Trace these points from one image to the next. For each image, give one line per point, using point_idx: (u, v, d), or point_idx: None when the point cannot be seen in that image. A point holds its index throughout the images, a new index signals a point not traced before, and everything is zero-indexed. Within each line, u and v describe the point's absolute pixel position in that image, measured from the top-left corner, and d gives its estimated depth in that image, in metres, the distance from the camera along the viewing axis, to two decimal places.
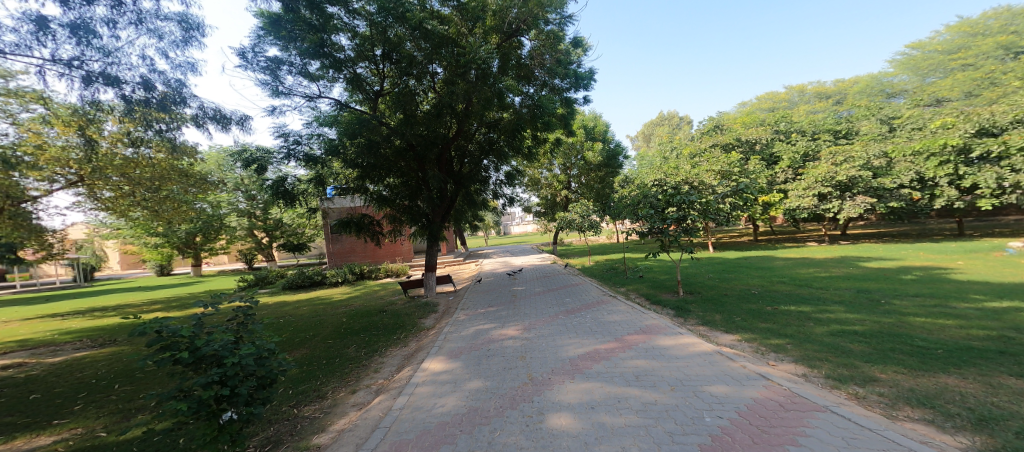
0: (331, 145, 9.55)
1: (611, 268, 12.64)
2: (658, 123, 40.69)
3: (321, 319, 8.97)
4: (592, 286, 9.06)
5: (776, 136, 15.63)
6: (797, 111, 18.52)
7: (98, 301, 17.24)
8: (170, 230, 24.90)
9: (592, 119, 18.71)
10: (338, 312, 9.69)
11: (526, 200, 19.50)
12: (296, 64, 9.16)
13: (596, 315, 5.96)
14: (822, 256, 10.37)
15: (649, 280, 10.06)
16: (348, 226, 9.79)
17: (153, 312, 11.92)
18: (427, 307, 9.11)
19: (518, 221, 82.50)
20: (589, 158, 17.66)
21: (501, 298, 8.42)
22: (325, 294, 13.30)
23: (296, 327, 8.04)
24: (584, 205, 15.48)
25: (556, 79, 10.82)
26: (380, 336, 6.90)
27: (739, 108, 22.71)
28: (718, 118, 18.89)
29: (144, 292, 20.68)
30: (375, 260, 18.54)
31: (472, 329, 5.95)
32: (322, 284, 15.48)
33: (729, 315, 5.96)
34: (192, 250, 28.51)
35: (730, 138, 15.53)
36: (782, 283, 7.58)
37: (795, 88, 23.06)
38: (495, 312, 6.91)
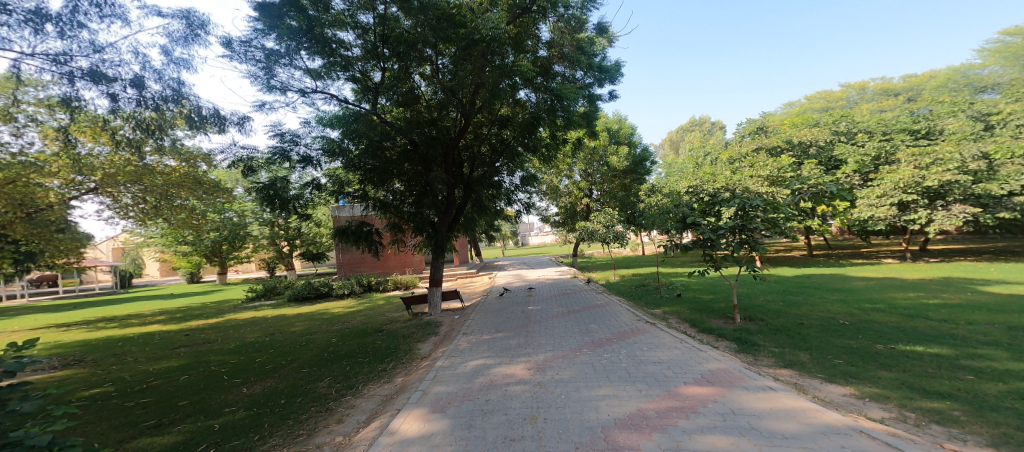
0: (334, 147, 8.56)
1: (644, 285, 11.12)
2: (689, 129, 38.58)
3: (312, 338, 7.93)
4: (621, 307, 7.61)
5: (835, 137, 13.72)
6: (859, 110, 16.40)
7: (112, 309, 16.93)
8: (197, 238, 25.05)
9: (617, 122, 17.37)
10: (333, 330, 8.59)
11: (545, 208, 18.29)
12: (294, 59, 8.25)
13: (632, 351, 4.51)
14: (913, 276, 8.54)
15: (693, 300, 8.51)
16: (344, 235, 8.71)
17: (156, 324, 11.32)
18: (429, 329, 7.88)
19: (540, 233, 81.12)
20: (614, 163, 16.18)
21: (513, 320, 7.07)
22: (331, 307, 12.39)
23: (278, 349, 6.95)
24: (610, 213, 14.01)
25: (576, 70, 9.78)
26: (364, 366, 5.68)
27: (787, 108, 20.57)
28: (762, 119, 17.07)
29: (160, 301, 20.45)
30: (386, 272, 17.62)
31: (470, 366, 4.61)
32: (329, 296, 14.63)
33: (820, 352, 4.45)
34: (217, 258, 28.67)
35: (778, 141, 14.00)
36: (879, 310, 5.99)
37: (855, 86, 20.62)
38: (503, 341, 5.56)
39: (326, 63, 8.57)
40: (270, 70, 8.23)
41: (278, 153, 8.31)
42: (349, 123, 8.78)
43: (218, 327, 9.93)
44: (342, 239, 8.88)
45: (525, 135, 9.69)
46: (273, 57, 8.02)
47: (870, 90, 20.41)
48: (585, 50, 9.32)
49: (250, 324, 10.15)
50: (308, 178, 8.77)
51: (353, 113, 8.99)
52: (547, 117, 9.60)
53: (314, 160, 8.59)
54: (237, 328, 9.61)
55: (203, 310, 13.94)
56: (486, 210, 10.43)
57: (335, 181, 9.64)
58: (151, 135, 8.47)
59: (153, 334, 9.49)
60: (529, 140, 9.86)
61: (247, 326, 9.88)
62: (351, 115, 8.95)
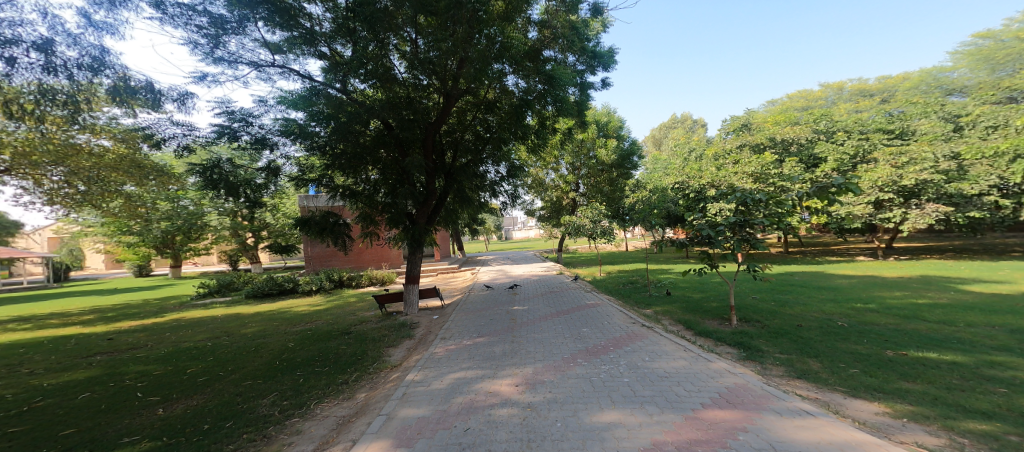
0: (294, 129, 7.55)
1: (630, 282, 10.76)
2: (669, 126, 38.94)
3: (265, 342, 7.02)
4: (613, 308, 7.09)
5: (815, 135, 13.87)
6: (836, 109, 16.73)
7: (41, 307, 15.10)
8: (147, 227, 22.98)
9: (606, 115, 16.91)
10: (290, 333, 7.68)
11: (530, 202, 17.77)
12: (245, 28, 7.11)
13: (634, 363, 4.00)
14: (895, 274, 8.54)
15: (682, 299, 8.16)
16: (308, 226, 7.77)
17: (87, 325, 9.99)
18: (401, 331, 7.15)
19: (517, 227, 80.67)
20: (603, 157, 15.76)
21: (496, 322, 6.45)
22: (293, 305, 11.37)
23: (222, 356, 6.03)
24: (595, 208, 13.59)
25: (570, 54, 9.21)
26: (321, 378, 4.91)
27: (767, 106, 20.81)
28: (748, 117, 17.14)
29: (100, 297, 18.51)
30: (357, 267, 16.61)
31: (448, 380, 3.97)
32: (294, 293, 13.47)
33: (831, 359, 4.06)
34: (171, 250, 26.46)
35: (761, 138, 14.23)
36: (876, 311, 5.78)
37: (832, 87, 21.01)
38: (487, 348, 4.95)
39: (288, 37, 7.55)
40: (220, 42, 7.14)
41: (227, 134, 7.20)
42: (313, 102, 7.79)
43: (160, 328, 8.80)
44: (306, 230, 7.90)
45: (512, 120, 8.97)
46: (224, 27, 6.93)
47: (845, 92, 20.88)
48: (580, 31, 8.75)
49: (197, 325, 9.06)
50: (265, 166, 7.63)
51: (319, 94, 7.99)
52: (537, 101, 8.95)
53: (272, 143, 7.53)
54: (181, 330, 8.52)
55: (144, 307, 12.52)
56: (469, 201, 9.65)
57: (299, 168, 8.60)
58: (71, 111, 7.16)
59: (79, 337, 8.27)
60: (517, 125, 9.17)
61: (193, 327, 8.80)
62: (315, 95, 7.92)
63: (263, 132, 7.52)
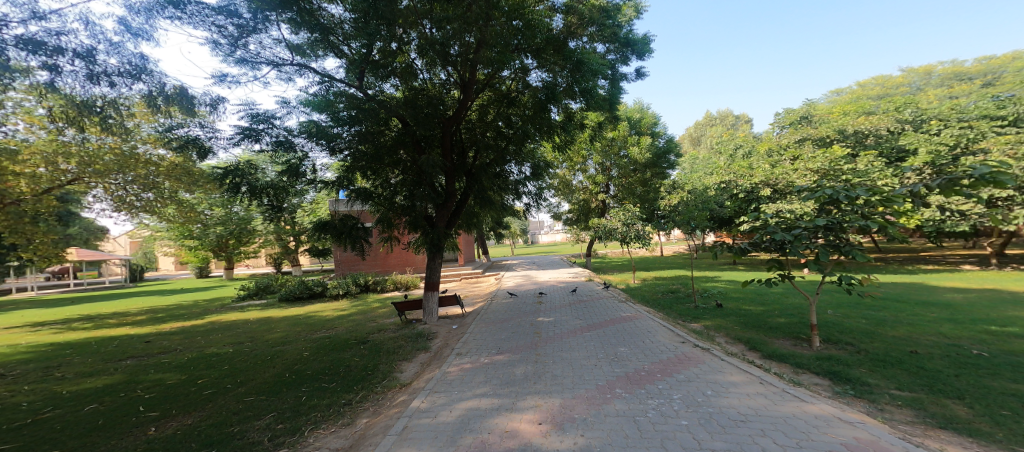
0: (315, 130, 7.24)
1: (671, 291, 9.66)
2: (712, 124, 36.72)
3: (284, 350, 6.69)
4: (653, 322, 6.16)
5: (899, 125, 12.40)
6: (918, 96, 14.65)
7: (103, 306, 16.07)
8: (200, 231, 24.29)
9: (639, 111, 15.90)
10: (310, 340, 7.35)
11: (557, 206, 17.04)
12: (268, 28, 6.92)
13: (690, 397, 3.16)
14: (1016, 290, 7.01)
15: (739, 312, 7.04)
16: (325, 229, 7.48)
17: (131, 326, 10.25)
18: (418, 344, 6.64)
19: (552, 233, 79.55)
20: (635, 156, 14.68)
21: (519, 337, 5.76)
22: (321, 309, 11.22)
23: (236, 365, 5.73)
24: (628, 210, 12.56)
25: (600, 42, 8.45)
26: (323, 396, 4.40)
27: (831, 96, 18.74)
28: (808, 107, 15.44)
29: (154, 297, 19.60)
30: (385, 271, 16.51)
31: (457, 411, 3.34)
32: (323, 297, 13.51)
33: (985, 403, 3.06)
34: (223, 253, 27.86)
35: (828, 130, 13.06)
36: (1013, 339, 4.59)
37: (915, 72, 18.46)
38: (508, 371, 4.27)
39: (310, 37, 7.31)
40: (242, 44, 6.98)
41: (250, 135, 6.98)
42: (335, 103, 7.51)
43: (191, 331, 8.81)
44: (319, 236, 7.60)
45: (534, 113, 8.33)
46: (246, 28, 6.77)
47: (933, 77, 18.27)
48: (611, 14, 8.00)
49: (225, 328, 9.01)
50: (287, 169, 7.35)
51: (342, 94, 7.71)
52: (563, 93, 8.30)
53: (293, 145, 7.26)
54: (209, 333, 8.45)
55: (188, 309, 12.87)
56: (491, 202, 9.01)
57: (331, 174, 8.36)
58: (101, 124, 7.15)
59: (117, 339, 8.39)
60: (542, 120, 8.53)
61: (222, 330, 8.72)
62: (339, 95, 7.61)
63: (286, 132, 7.25)
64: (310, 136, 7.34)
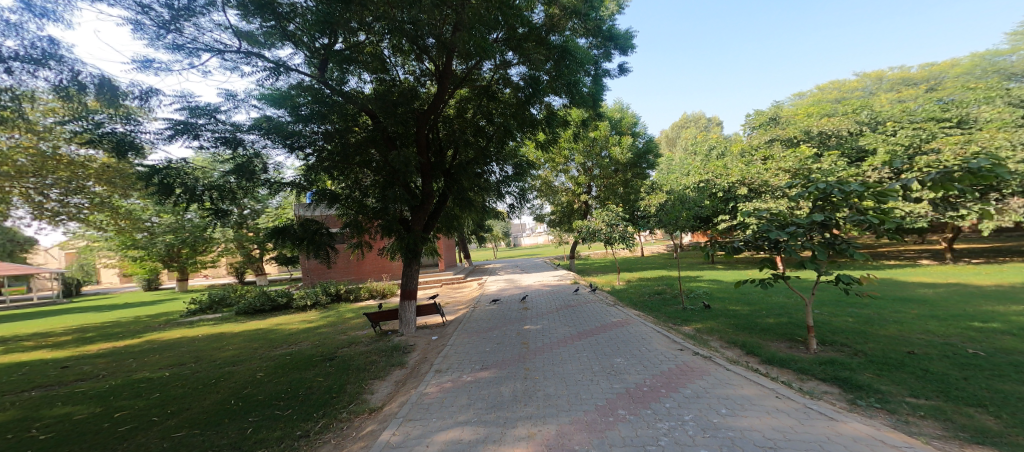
0: (271, 126, 6.52)
1: (658, 292, 9.50)
2: (684, 126, 37.63)
3: (235, 371, 5.95)
4: (646, 328, 5.85)
5: (858, 127, 12.77)
6: (878, 98, 15.32)
7: (32, 325, 14.42)
8: (151, 239, 22.48)
9: (620, 112, 15.88)
10: (267, 358, 6.60)
11: (539, 206, 16.66)
12: (209, 12, 6.17)
13: (705, 419, 2.81)
14: (988, 285, 7.17)
15: (729, 314, 6.87)
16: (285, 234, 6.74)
17: (57, 348, 9.03)
18: (391, 359, 6.04)
19: (528, 236, 79.56)
20: (617, 155, 14.55)
21: (506, 349, 5.28)
22: (286, 321, 10.35)
23: (175, 392, 4.97)
24: (611, 210, 12.35)
25: (583, 34, 8.09)
26: (274, 426, 3.78)
27: (797, 98, 19.39)
28: (776, 109, 15.96)
29: (96, 313, 17.86)
30: (359, 279, 15.64)
31: (435, 443, 2.87)
32: (287, 308, 12.56)
33: (1008, 411, 2.85)
34: (179, 263, 25.92)
35: (795, 131, 13.46)
36: (1005, 335, 4.54)
37: (870, 76, 19.40)
38: (495, 392, 3.81)
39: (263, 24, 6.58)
40: (181, 30, 6.17)
41: (188, 131, 6.18)
42: (294, 98, 6.81)
43: (130, 351, 7.81)
44: (281, 243, 6.84)
45: (515, 110, 7.91)
46: (184, 11, 5.99)
47: (884, 81, 19.26)
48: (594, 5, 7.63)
49: (172, 347, 8.08)
50: (236, 170, 6.56)
51: (300, 88, 7.02)
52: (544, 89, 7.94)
53: (241, 141, 6.49)
54: (151, 353, 7.50)
55: (129, 326, 11.62)
56: (471, 204, 8.48)
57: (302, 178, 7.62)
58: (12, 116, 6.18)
59: (37, 364, 7.29)
60: (524, 117, 8.10)
61: (168, 350, 7.78)
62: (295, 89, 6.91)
63: (231, 128, 6.47)
64: (260, 132, 6.59)
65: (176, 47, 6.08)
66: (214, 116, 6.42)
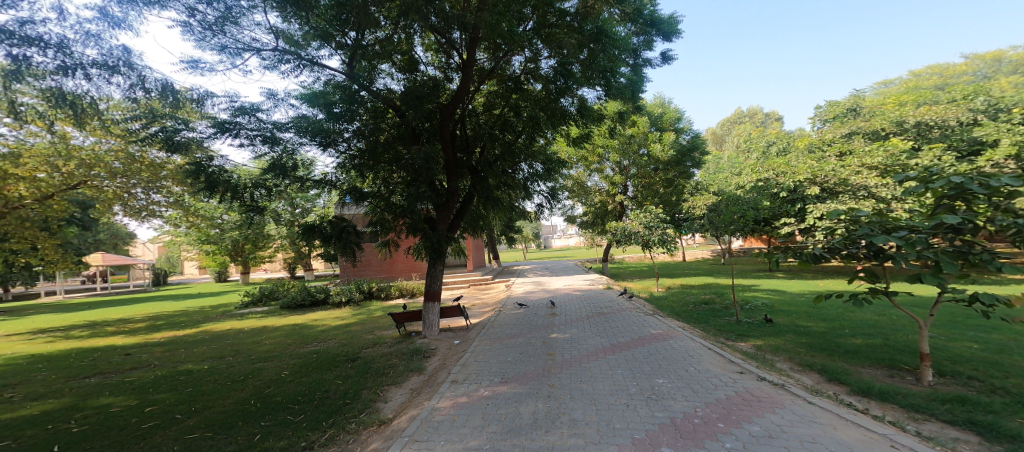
0: (304, 125, 6.53)
1: (704, 302, 8.45)
2: (739, 122, 34.95)
3: (264, 368, 5.93)
4: (692, 342, 5.15)
5: (973, 115, 11.07)
6: (991, 83, 13.10)
7: (113, 311, 15.88)
8: (215, 235, 24.21)
9: (659, 106, 14.73)
10: (297, 356, 6.57)
11: (570, 207, 15.94)
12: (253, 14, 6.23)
13: None
14: None
15: (797, 331, 5.92)
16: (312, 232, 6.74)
17: (123, 335, 9.70)
18: (411, 363, 5.81)
19: (570, 237, 78.21)
20: (656, 153, 13.47)
21: (529, 359, 4.82)
22: (323, 318, 10.52)
23: (202, 387, 4.96)
24: (650, 212, 11.41)
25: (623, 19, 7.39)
26: (281, 433, 3.56)
27: (880, 86, 17.16)
28: (857, 99, 14.18)
29: (166, 302, 19.45)
30: (391, 277, 15.87)
31: None
32: (326, 304, 12.87)
33: None
34: (239, 258, 27.82)
35: (883, 122, 12.06)
36: None
37: (985, 58, 16.54)
38: (516, 411, 3.35)
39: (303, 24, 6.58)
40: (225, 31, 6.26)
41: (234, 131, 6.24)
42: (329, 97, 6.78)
43: (180, 341, 8.18)
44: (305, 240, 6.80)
45: (541, 104, 7.44)
46: (229, 13, 6.07)
47: (1003, 64, 16.20)
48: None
49: (215, 339, 8.37)
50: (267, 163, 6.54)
51: (336, 87, 6.99)
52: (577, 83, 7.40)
53: (279, 140, 6.53)
54: (196, 345, 7.78)
55: (189, 316, 12.36)
56: (497, 203, 8.11)
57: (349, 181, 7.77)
58: (73, 117, 6.51)
59: (100, 351, 7.79)
60: (553, 110, 7.58)
61: (212, 341, 8.05)
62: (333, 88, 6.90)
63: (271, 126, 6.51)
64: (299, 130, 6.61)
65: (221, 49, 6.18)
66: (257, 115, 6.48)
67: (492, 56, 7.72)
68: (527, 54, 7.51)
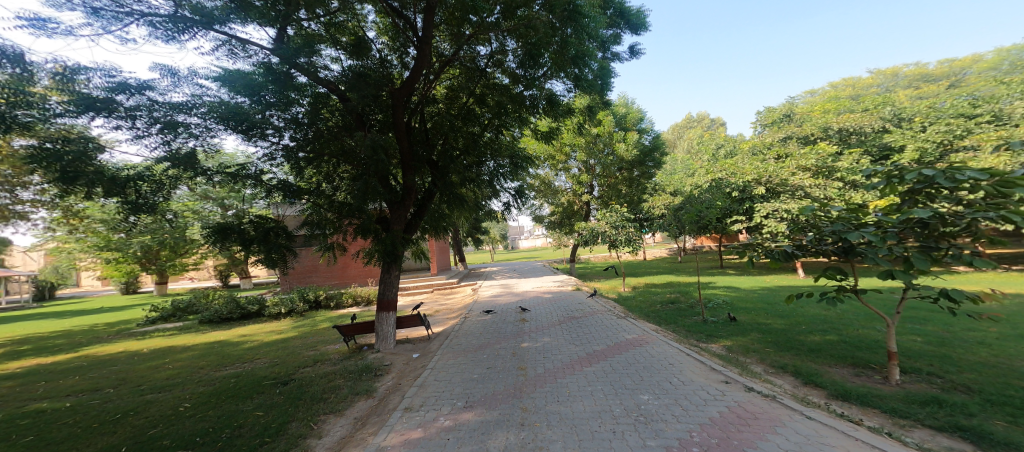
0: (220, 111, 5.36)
1: (671, 301, 8.35)
2: (685, 128, 36.93)
3: (156, 399, 4.80)
4: (670, 348, 4.84)
5: (881, 123, 12.08)
6: (900, 95, 14.57)
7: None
8: (125, 241, 21.06)
9: (623, 106, 14.77)
10: (204, 382, 5.44)
11: (537, 206, 15.60)
12: None
13: None
14: None
15: (760, 329, 5.85)
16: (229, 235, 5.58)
17: None
18: (357, 385, 4.85)
19: (525, 240, 78.49)
20: (621, 152, 13.44)
21: (497, 377, 4.18)
22: (252, 332, 9.13)
23: (57, 435, 3.80)
24: (615, 210, 11.30)
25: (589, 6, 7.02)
26: None
27: (809, 95, 18.62)
28: (790, 106, 15.18)
29: (59, 320, 16.48)
30: (343, 284, 14.46)
31: None
32: (259, 317, 11.32)
33: None
34: (157, 267, 24.44)
35: (811, 128, 12.91)
36: None
37: (884, 74, 18.68)
38: (483, 446, 2.73)
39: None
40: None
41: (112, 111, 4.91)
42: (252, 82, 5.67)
43: (54, 371, 6.56)
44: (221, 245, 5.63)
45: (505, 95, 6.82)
46: None
47: (899, 78, 18.46)
48: None
49: (105, 364, 6.88)
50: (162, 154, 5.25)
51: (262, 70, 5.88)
52: (544, 73, 6.89)
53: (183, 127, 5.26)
54: (76, 374, 6.26)
55: (75, 337, 10.32)
56: (460, 201, 7.33)
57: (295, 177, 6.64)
58: None
59: None
60: (518, 99, 7.00)
61: (100, 369, 6.54)
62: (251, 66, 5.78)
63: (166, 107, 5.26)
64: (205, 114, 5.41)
65: (94, 10, 4.89)
66: (146, 95, 5.21)
67: (455, 38, 6.89)
68: (491, 43, 6.97)
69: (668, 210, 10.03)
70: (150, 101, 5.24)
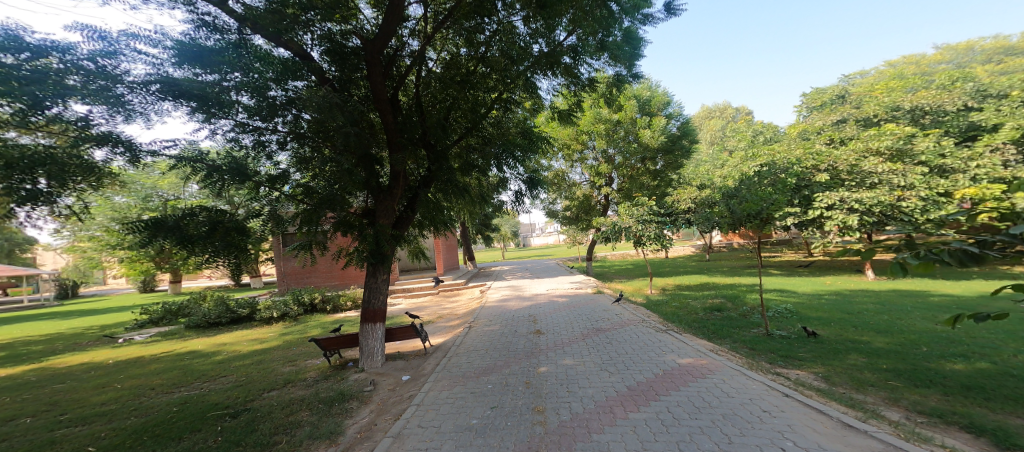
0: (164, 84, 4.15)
1: (715, 308, 6.87)
2: (710, 116, 34.91)
3: (73, 440, 3.70)
4: (746, 380, 3.50)
5: (972, 99, 10.45)
6: (978, 70, 12.70)
7: None
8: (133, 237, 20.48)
9: (648, 89, 13.13)
10: (147, 412, 4.33)
11: (550, 200, 14.26)
12: None
13: None
14: None
15: (860, 350, 4.47)
16: (158, 227, 4.42)
17: None
18: (323, 427, 3.69)
19: (541, 237, 76.98)
20: (646, 140, 11.90)
21: (507, 430, 2.92)
22: (233, 340, 8.09)
23: None
24: (643, 203, 9.74)
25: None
26: None
27: (862, 75, 16.77)
28: (844, 88, 13.84)
29: (58, 320, 15.84)
30: (342, 285, 13.48)
31: None
32: (249, 321, 10.35)
33: None
34: (167, 265, 23.88)
35: (877, 108, 11.37)
36: None
37: (954, 47, 16.57)
38: None
39: None
40: None
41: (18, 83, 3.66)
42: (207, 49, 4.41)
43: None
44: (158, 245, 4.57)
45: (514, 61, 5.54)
46: None
47: (975, 53, 16.34)
48: None
49: (53, 380, 5.89)
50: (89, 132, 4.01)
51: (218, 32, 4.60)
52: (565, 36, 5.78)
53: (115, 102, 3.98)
54: (8, 394, 5.28)
55: (52, 343, 9.43)
56: (464, 191, 6.02)
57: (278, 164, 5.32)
58: None
59: None
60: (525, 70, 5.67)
61: (40, 387, 5.55)
62: (202, 24, 4.50)
63: (95, 73, 3.97)
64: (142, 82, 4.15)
65: None
66: (70, 58, 3.90)
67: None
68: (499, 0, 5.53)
69: (725, 200, 8.62)
70: (75, 67, 3.92)
